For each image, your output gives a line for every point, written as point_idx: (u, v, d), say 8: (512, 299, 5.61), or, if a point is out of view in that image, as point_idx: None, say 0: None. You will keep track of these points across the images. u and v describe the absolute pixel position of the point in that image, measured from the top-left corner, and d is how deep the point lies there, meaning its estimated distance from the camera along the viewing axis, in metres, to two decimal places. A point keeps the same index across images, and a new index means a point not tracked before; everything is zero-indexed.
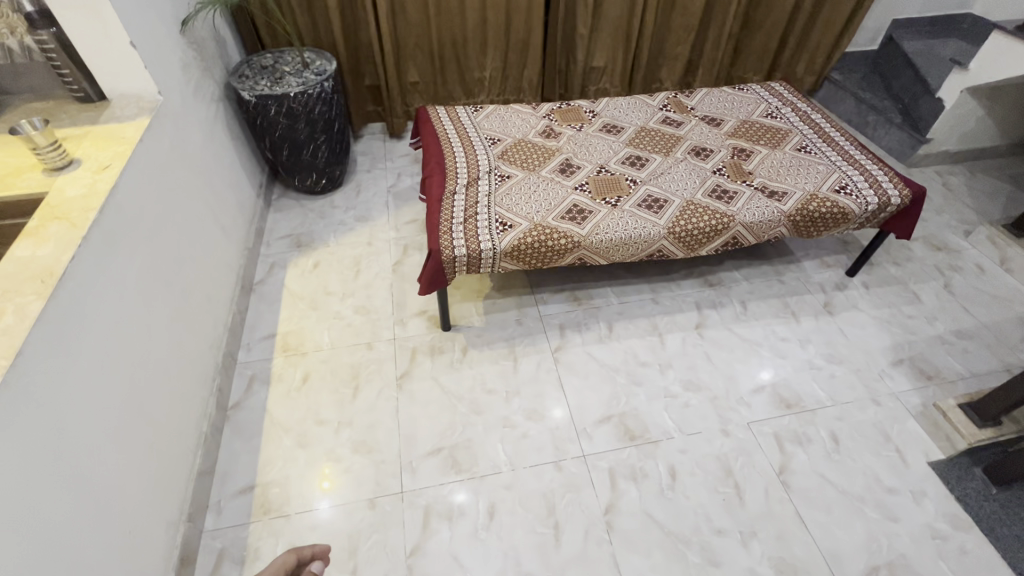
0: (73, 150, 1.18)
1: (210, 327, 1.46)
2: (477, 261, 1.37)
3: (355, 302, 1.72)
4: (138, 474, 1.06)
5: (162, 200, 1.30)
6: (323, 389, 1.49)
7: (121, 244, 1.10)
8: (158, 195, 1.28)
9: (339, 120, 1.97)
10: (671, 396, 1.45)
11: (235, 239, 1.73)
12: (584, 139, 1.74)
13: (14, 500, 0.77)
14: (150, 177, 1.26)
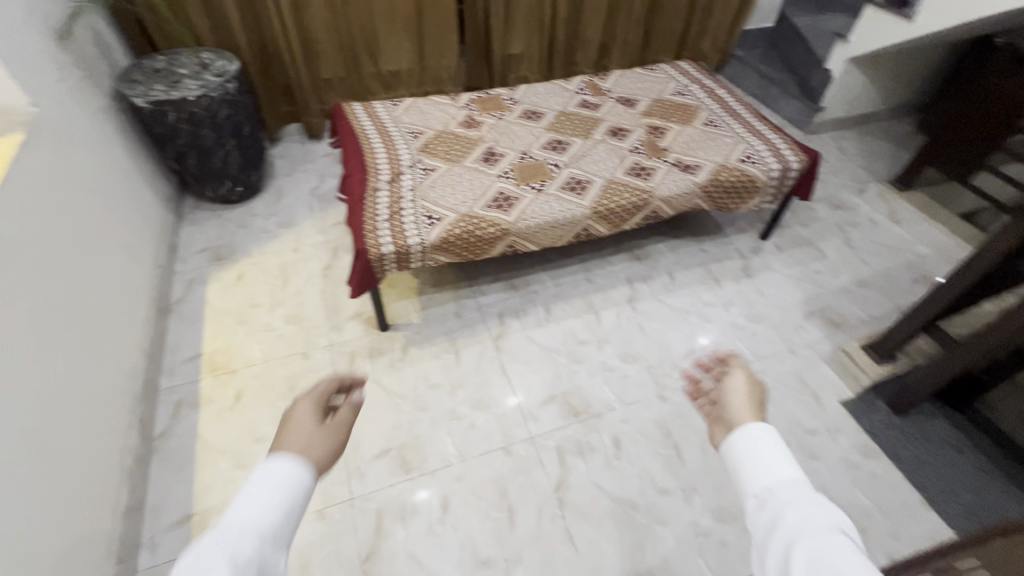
0: None
1: (123, 353, 1.36)
2: (406, 257, 1.35)
3: (285, 311, 1.65)
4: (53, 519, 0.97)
5: (50, 221, 1.18)
6: (259, 405, 1.42)
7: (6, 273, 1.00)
8: (44, 216, 1.17)
9: (249, 122, 1.87)
10: (610, 369, 1.50)
11: (144, 258, 1.61)
12: (506, 127, 1.75)
13: None
14: (32, 197, 1.15)
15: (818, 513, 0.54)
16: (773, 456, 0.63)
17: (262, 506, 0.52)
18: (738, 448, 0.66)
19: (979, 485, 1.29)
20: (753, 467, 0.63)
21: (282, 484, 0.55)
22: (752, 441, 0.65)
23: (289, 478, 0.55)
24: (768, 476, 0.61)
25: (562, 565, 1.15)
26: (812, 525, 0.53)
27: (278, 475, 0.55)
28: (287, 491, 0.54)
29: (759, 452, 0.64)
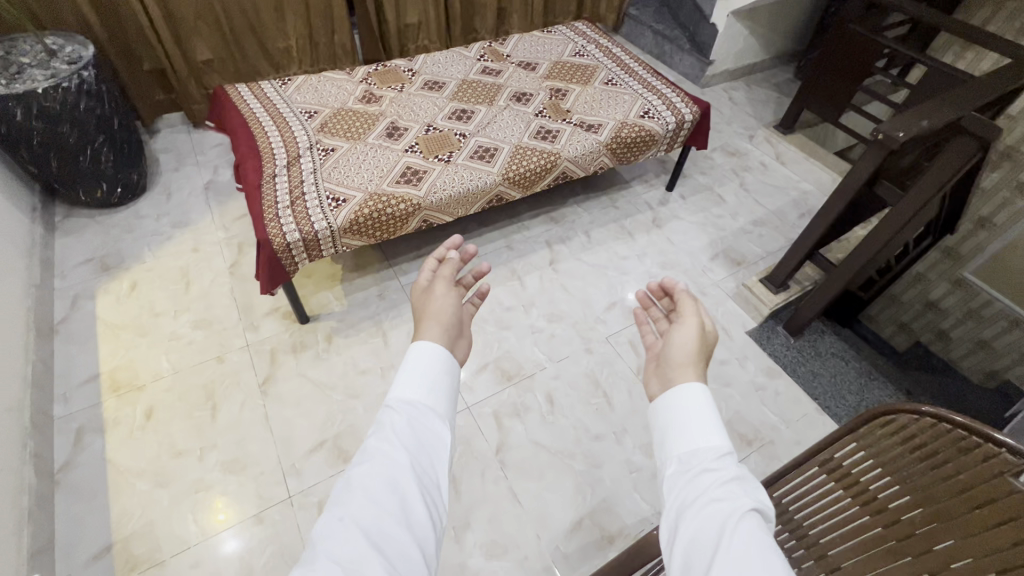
0: None
1: (3, 385, 1.21)
2: (315, 243, 1.29)
3: (191, 316, 1.54)
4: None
5: None
6: (175, 418, 1.33)
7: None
8: None
9: (118, 114, 1.68)
10: (538, 331, 1.54)
11: (11, 276, 1.43)
12: (407, 99, 1.70)
13: None
14: None
15: (742, 488, 0.55)
16: (711, 416, 0.64)
17: (420, 373, 0.68)
18: (672, 412, 0.66)
19: (861, 387, 1.47)
20: (678, 436, 0.63)
21: (433, 355, 0.70)
22: (687, 403, 0.66)
23: (432, 349, 0.71)
24: (693, 442, 0.63)
25: (509, 521, 1.20)
26: (737, 501, 0.54)
27: (424, 351, 0.70)
28: (440, 362, 0.70)
29: (692, 413, 0.65)
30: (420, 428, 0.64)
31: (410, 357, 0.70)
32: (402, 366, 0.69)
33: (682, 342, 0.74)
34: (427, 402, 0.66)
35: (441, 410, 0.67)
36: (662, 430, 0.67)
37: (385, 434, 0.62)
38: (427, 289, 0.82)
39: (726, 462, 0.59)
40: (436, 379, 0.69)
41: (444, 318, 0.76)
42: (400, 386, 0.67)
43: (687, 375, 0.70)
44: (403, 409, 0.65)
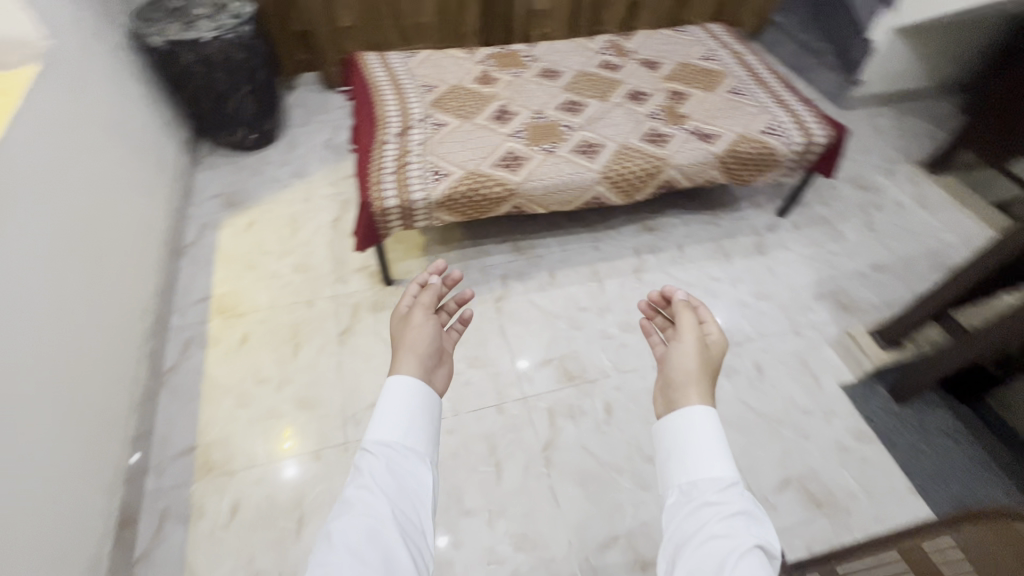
0: None
1: (136, 291, 1.40)
2: (410, 212, 1.34)
3: (292, 260, 1.68)
4: (53, 443, 1.00)
5: (65, 157, 1.21)
6: (263, 349, 1.47)
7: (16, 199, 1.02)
8: (60, 153, 1.19)
9: (264, 68, 1.85)
10: (608, 338, 1.50)
11: (158, 198, 1.64)
12: (521, 85, 1.70)
13: None
14: (48, 132, 1.16)
15: (742, 524, 0.68)
16: (712, 442, 0.76)
17: (395, 411, 0.81)
18: (677, 441, 0.79)
19: (971, 475, 1.27)
20: (685, 469, 0.76)
21: (409, 391, 0.83)
22: (690, 431, 0.78)
23: (402, 383, 0.84)
24: (694, 474, 0.75)
25: (543, 519, 1.19)
26: (738, 539, 0.66)
27: (393, 392, 0.83)
28: (413, 399, 0.83)
29: (695, 442, 0.77)
30: (397, 470, 0.76)
31: (385, 394, 0.83)
32: (378, 404, 0.83)
33: (683, 358, 0.86)
34: (402, 443, 0.79)
35: (419, 450, 0.80)
36: (669, 455, 0.79)
37: (365, 479, 0.74)
38: (405, 317, 0.96)
39: (727, 493, 0.72)
40: (411, 417, 0.82)
41: (416, 348, 0.91)
42: (375, 430, 0.80)
43: (688, 396, 0.82)
44: (380, 451, 0.78)
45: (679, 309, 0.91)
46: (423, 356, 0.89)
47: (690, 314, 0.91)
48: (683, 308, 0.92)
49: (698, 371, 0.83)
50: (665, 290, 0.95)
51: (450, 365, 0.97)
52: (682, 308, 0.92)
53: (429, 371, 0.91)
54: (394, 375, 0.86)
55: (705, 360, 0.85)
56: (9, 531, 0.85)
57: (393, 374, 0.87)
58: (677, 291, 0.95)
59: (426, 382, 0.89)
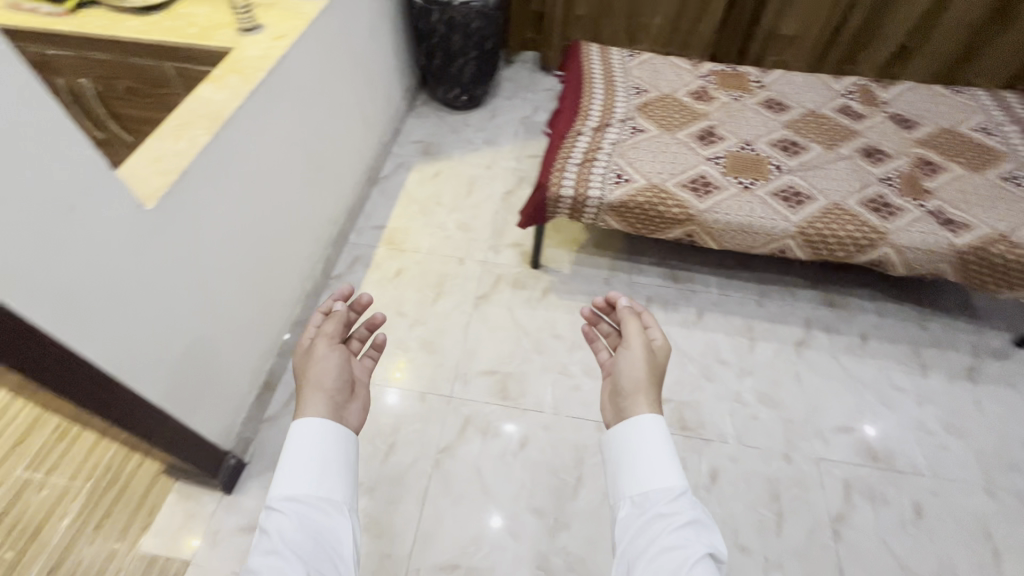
0: (263, 17, 1.33)
1: (332, 203, 1.62)
2: (581, 206, 1.34)
3: (459, 217, 1.80)
4: (241, 305, 1.21)
5: (321, 79, 1.43)
6: (410, 286, 1.61)
7: (278, 104, 1.24)
8: (319, 75, 1.41)
9: (494, 39, 1.97)
10: (740, 402, 1.35)
11: (373, 132, 1.87)
12: (738, 110, 1.57)
13: (164, 296, 0.96)
14: (316, 55, 1.38)
15: (692, 533, 0.72)
16: (660, 454, 0.80)
17: (299, 461, 0.88)
18: (635, 453, 0.81)
19: None
20: (637, 480, 0.79)
21: (318, 436, 0.91)
22: (642, 440, 0.81)
23: (309, 428, 0.91)
24: (645, 486, 0.78)
25: (605, 554, 1.13)
26: (690, 550, 0.70)
27: (298, 440, 0.89)
28: (324, 447, 0.89)
29: (643, 456, 0.80)
30: (310, 521, 0.84)
31: (291, 444, 0.90)
32: (282, 461, 0.89)
33: (633, 367, 0.89)
34: (311, 493, 0.86)
35: (333, 496, 0.88)
36: (622, 470, 0.81)
37: (276, 537, 0.81)
38: (312, 352, 1.03)
39: (675, 505, 0.75)
40: (323, 465, 0.89)
41: (322, 383, 0.98)
42: (281, 484, 0.87)
43: (638, 402, 0.86)
44: (290, 505, 0.85)
45: (625, 317, 0.94)
46: (328, 390, 0.97)
47: (637, 323, 0.94)
48: (630, 315, 0.95)
49: (647, 381, 0.87)
50: (610, 299, 0.98)
51: (362, 397, 1.04)
52: (629, 315, 0.95)
53: (339, 408, 0.98)
54: (299, 418, 0.93)
55: (653, 370, 0.88)
56: (193, 360, 1.06)
57: (299, 416, 0.94)
58: (619, 294, 1.00)
59: (338, 419, 0.97)
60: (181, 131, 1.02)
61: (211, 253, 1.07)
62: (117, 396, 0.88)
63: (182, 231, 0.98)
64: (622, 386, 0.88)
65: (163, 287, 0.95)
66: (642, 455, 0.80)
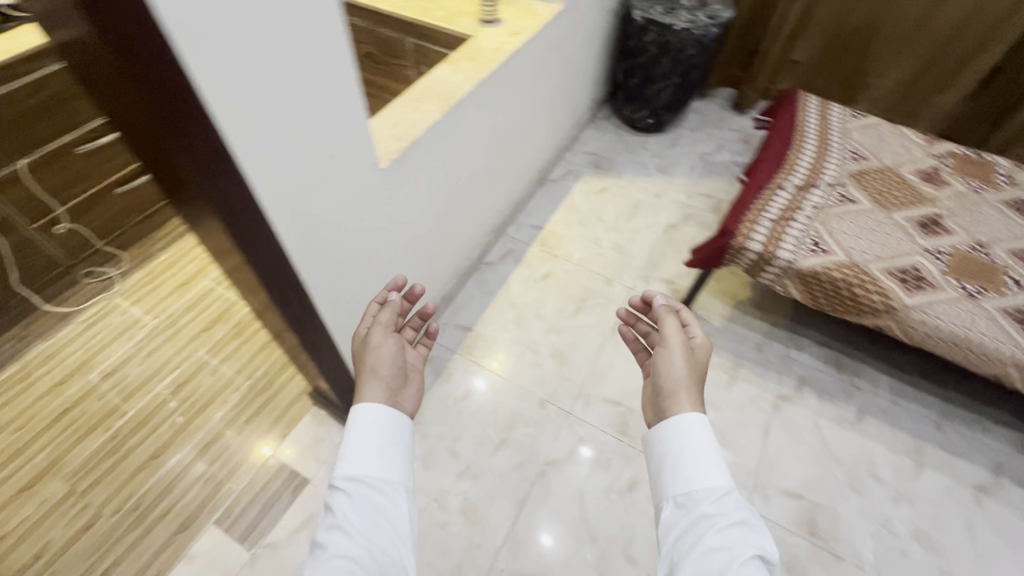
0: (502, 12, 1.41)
1: (505, 195, 1.68)
2: (763, 265, 1.25)
3: (616, 238, 1.77)
4: (413, 269, 1.30)
5: (534, 78, 1.48)
6: (554, 293, 1.62)
7: (498, 95, 1.30)
8: (533, 74, 1.46)
9: (701, 69, 1.90)
10: (889, 531, 1.17)
11: (555, 135, 1.91)
12: (975, 204, 1.36)
13: (366, 246, 1.05)
14: (538, 56, 1.43)
15: (741, 533, 0.63)
16: (703, 452, 0.70)
17: (359, 442, 0.81)
18: (676, 448, 0.72)
19: None
20: (678, 478, 0.70)
21: (375, 421, 0.84)
22: (684, 433, 0.72)
23: (372, 409, 0.85)
24: (689, 483, 0.69)
25: None
26: (737, 552, 0.61)
27: (361, 420, 0.83)
28: (382, 426, 0.83)
29: (688, 454, 0.71)
30: (373, 505, 0.77)
31: (350, 430, 0.83)
32: (342, 441, 0.82)
33: (669, 366, 0.79)
34: (374, 475, 0.79)
35: (393, 476, 0.81)
36: (664, 466, 0.72)
37: (341, 518, 0.75)
38: (366, 341, 0.94)
39: (721, 504, 0.66)
40: (382, 443, 0.83)
41: (380, 372, 0.89)
42: (343, 464, 0.80)
43: (680, 400, 0.76)
44: (352, 485, 0.78)
45: (661, 314, 0.84)
46: (387, 379, 0.89)
47: (675, 320, 0.83)
48: (666, 312, 0.84)
49: (688, 378, 0.77)
50: (645, 295, 0.87)
51: (417, 382, 0.96)
52: (666, 312, 0.85)
53: (394, 395, 0.90)
54: (359, 404, 0.86)
55: (695, 367, 0.79)
56: (365, 308, 1.16)
57: (359, 402, 0.86)
58: (656, 292, 0.89)
59: (393, 405, 0.90)
60: (418, 104, 1.11)
61: (408, 218, 1.16)
62: (311, 324, 0.99)
63: (397, 193, 1.06)
64: (661, 384, 0.78)
65: (367, 239, 1.05)
66: (686, 452, 0.71)
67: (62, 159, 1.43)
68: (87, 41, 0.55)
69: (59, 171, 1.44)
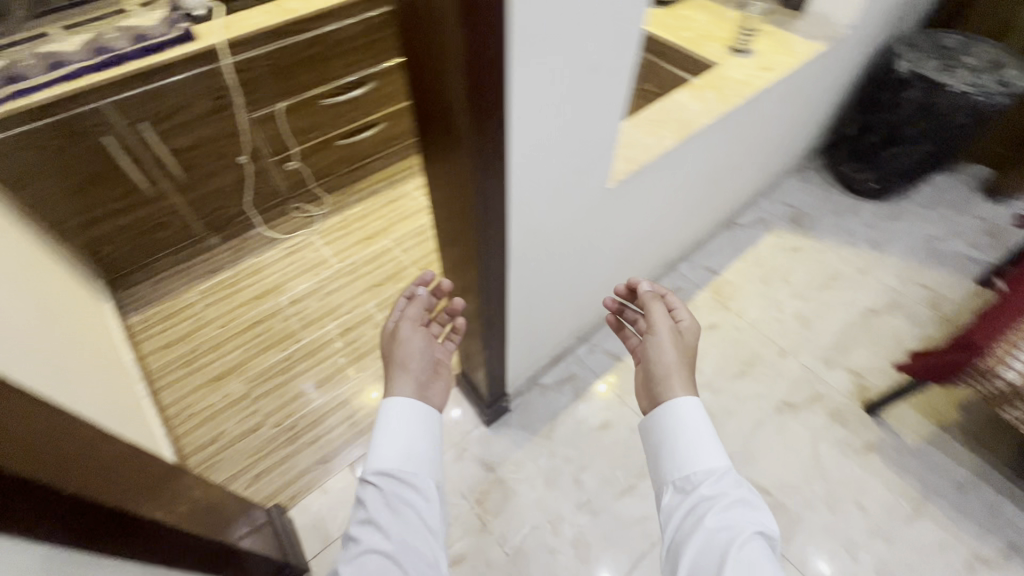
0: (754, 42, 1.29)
1: (691, 231, 1.58)
2: (1016, 399, 1.01)
3: (801, 306, 1.57)
4: (588, 287, 1.27)
5: (767, 118, 1.34)
6: (717, 347, 1.49)
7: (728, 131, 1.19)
8: (769, 114, 1.32)
9: (963, 142, 1.59)
10: None
11: (759, 178, 1.74)
12: None
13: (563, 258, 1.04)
14: (781, 95, 1.30)
15: (740, 511, 0.67)
16: (697, 435, 0.75)
17: (385, 436, 0.79)
18: (671, 433, 0.76)
19: None
20: (678, 463, 0.74)
21: (403, 413, 0.81)
22: (679, 415, 0.77)
23: (401, 403, 0.82)
24: (686, 466, 0.73)
25: None
26: (736, 532, 0.64)
27: (394, 412, 0.81)
28: (409, 418, 0.80)
29: (686, 440, 0.75)
30: (404, 504, 0.74)
31: (379, 425, 0.81)
32: (373, 435, 0.80)
33: (662, 353, 0.86)
34: (402, 468, 0.76)
35: (419, 470, 0.78)
36: (661, 452, 0.77)
37: (371, 516, 0.73)
38: (393, 334, 0.92)
39: (718, 484, 0.70)
40: (412, 438, 0.80)
41: (407, 366, 0.87)
42: (374, 457, 0.78)
43: (673, 384, 0.82)
44: (382, 480, 0.76)
45: (650, 300, 0.90)
46: (415, 372, 0.87)
47: (662, 307, 0.89)
48: (655, 299, 0.90)
49: (680, 363, 0.84)
50: (632, 283, 0.94)
51: (445, 375, 0.94)
52: (653, 299, 0.91)
53: (422, 388, 0.88)
54: (387, 398, 0.84)
55: (684, 351, 0.85)
56: (539, 313, 1.16)
57: (388, 395, 0.84)
58: (645, 282, 0.95)
59: (421, 398, 0.87)
60: (653, 126, 1.06)
61: (606, 239, 1.13)
62: (495, 321, 1.01)
63: (604, 212, 1.03)
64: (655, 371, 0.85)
65: (566, 253, 1.04)
66: (688, 439, 0.75)
67: (308, 107, 1.63)
68: (432, 48, 0.57)
69: (304, 116, 1.64)
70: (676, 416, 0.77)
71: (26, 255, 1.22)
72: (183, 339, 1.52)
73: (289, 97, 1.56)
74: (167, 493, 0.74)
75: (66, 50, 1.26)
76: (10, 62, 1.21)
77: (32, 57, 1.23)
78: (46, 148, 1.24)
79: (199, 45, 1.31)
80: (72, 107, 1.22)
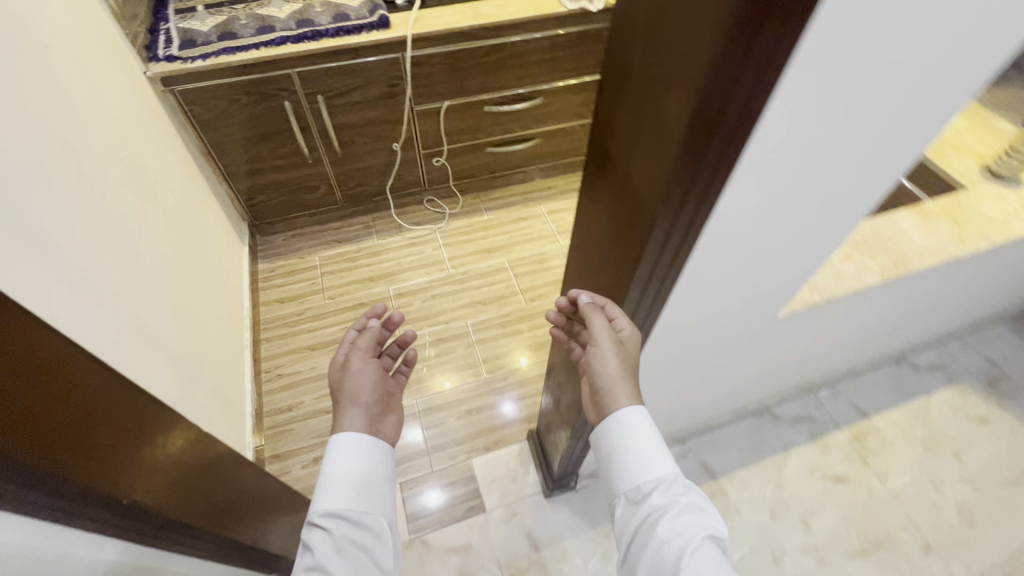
0: None
1: (849, 359, 1.30)
2: None
3: (970, 496, 1.24)
4: (706, 396, 1.09)
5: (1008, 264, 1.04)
6: (839, 507, 1.22)
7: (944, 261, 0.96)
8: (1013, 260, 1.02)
9: None
10: None
11: (959, 318, 1.39)
12: None
13: (690, 371, 0.89)
14: None
15: (691, 519, 0.56)
16: (645, 442, 0.62)
17: (333, 478, 0.71)
18: (616, 441, 0.64)
19: None
20: (622, 470, 0.63)
21: (357, 449, 0.74)
22: (628, 423, 0.63)
23: (351, 439, 0.74)
24: (635, 478, 0.61)
25: None
26: (689, 540, 0.54)
27: (345, 445, 0.74)
28: (360, 448, 0.73)
29: (632, 452, 0.62)
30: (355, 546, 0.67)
31: (328, 465, 0.72)
32: (321, 477, 0.72)
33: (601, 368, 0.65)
34: (352, 507, 0.70)
35: (372, 509, 0.71)
36: (608, 462, 0.65)
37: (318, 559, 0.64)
38: (343, 368, 0.82)
39: (671, 492, 0.58)
40: (366, 471, 0.73)
41: (361, 401, 0.78)
42: (320, 500, 0.70)
43: (619, 396, 0.65)
44: (334, 521, 0.68)
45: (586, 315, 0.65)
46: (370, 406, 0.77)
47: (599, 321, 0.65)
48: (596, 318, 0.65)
49: (626, 373, 0.65)
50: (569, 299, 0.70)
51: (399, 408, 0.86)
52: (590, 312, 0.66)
53: (375, 424, 0.79)
54: (336, 437, 0.75)
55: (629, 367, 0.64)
56: None
57: (338, 432, 0.76)
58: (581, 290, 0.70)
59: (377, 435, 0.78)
60: (855, 250, 0.85)
61: (748, 359, 0.94)
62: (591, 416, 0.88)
63: (761, 335, 0.85)
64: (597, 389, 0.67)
65: (697, 367, 0.88)
66: (631, 445, 0.63)
67: (471, 109, 1.60)
68: (645, 124, 0.47)
69: (464, 117, 1.62)
70: (624, 420, 0.63)
71: (196, 187, 1.34)
72: (295, 299, 1.60)
73: (455, 97, 1.54)
74: (207, 479, 0.71)
75: (276, 16, 1.33)
76: (230, 17, 1.32)
77: (248, 15, 1.33)
78: (235, 101, 1.34)
79: (390, 34, 1.32)
80: (266, 69, 1.30)
